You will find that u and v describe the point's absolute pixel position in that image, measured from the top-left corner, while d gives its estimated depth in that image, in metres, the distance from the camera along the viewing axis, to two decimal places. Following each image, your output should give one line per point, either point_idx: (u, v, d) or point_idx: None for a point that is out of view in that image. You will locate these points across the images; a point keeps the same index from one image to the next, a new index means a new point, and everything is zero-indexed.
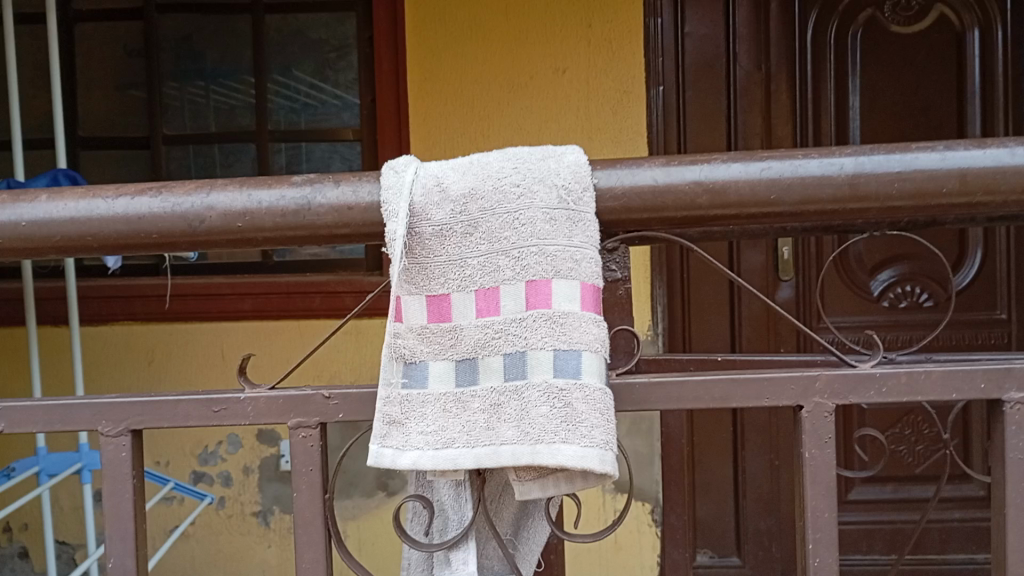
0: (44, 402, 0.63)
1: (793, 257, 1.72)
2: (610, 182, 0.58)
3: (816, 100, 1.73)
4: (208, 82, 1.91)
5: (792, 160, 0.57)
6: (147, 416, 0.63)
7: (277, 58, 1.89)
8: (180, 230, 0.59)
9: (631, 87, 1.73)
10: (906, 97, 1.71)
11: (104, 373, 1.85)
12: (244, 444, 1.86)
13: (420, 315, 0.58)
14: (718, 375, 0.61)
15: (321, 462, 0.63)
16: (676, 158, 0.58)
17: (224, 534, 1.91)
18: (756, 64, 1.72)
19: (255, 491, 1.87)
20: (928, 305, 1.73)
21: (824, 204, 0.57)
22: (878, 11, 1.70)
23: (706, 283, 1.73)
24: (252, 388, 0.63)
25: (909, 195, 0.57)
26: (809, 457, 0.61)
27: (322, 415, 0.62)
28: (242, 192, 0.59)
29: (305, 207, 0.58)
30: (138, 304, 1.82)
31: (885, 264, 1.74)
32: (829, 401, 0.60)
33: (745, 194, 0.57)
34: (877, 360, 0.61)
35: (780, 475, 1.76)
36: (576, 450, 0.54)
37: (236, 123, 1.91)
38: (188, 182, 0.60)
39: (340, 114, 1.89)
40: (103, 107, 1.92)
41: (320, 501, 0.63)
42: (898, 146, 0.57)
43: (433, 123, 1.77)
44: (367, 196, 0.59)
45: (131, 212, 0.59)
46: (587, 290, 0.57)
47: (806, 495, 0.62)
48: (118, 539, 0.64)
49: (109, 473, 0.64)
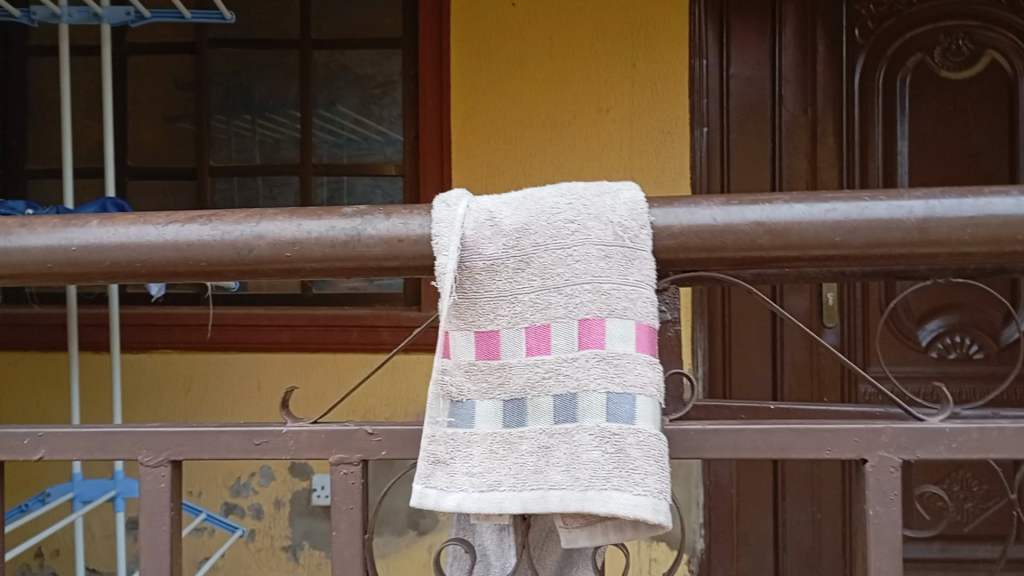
0: (85, 429, 0.63)
1: (838, 303, 1.69)
2: (667, 220, 0.56)
3: (864, 144, 1.70)
4: (255, 115, 1.94)
5: (858, 202, 0.55)
6: (187, 447, 0.62)
7: (323, 93, 1.92)
8: (229, 259, 0.58)
9: (674, 127, 1.71)
10: (956, 143, 1.68)
11: (142, 400, 1.86)
12: (277, 477, 1.85)
13: (468, 351, 0.57)
14: (777, 424, 0.58)
15: (361, 501, 0.61)
16: (735, 198, 0.56)
17: (253, 568, 1.89)
18: (802, 107, 1.70)
19: (285, 525, 1.86)
20: (978, 357, 1.68)
21: (891, 248, 0.54)
22: (927, 57, 1.68)
23: (748, 327, 1.69)
24: (295, 422, 0.62)
25: (983, 241, 0.54)
26: (873, 515, 0.58)
27: (364, 451, 0.61)
28: (292, 222, 0.58)
29: (355, 238, 0.58)
30: (177, 333, 1.83)
31: (933, 313, 1.69)
32: (895, 456, 0.57)
33: (809, 236, 0.55)
34: (945, 415, 0.58)
35: (823, 528, 1.70)
36: (629, 499, 0.52)
37: (281, 156, 1.93)
38: (238, 211, 0.60)
39: (383, 149, 1.90)
40: (153, 138, 1.96)
41: (360, 541, 0.61)
42: (971, 190, 0.55)
43: (475, 160, 1.78)
44: (418, 228, 0.57)
45: (181, 239, 0.59)
46: (643, 331, 0.55)
47: (870, 554, 0.59)
48: (153, 572, 0.63)
49: (146, 504, 0.62)
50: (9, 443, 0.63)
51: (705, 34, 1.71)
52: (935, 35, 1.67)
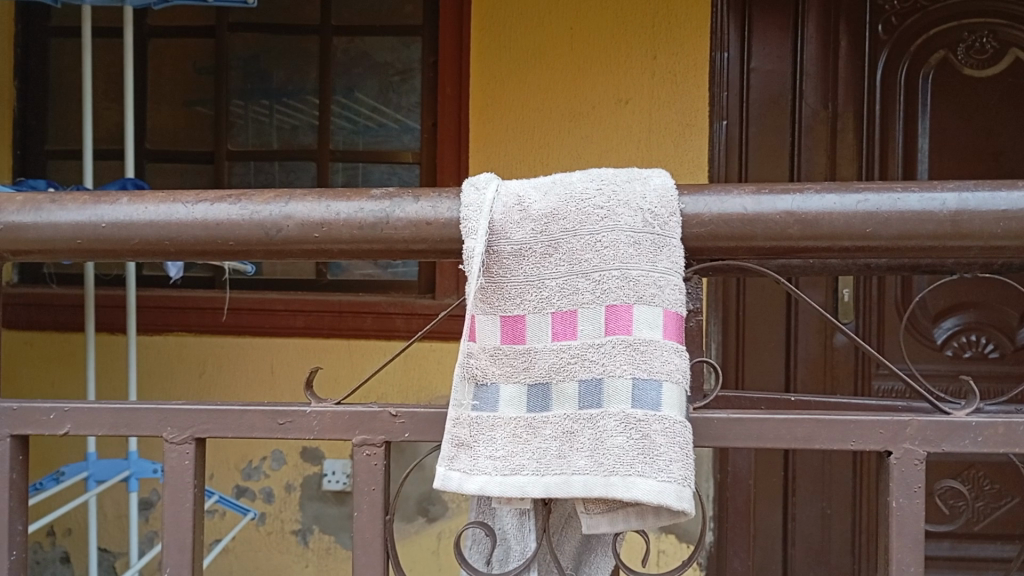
0: (110, 405, 0.63)
1: (854, 300, 1.68)
2: (697, 207, 0.56)
3: (884, 140, 1.68)
4: (273, 101, 1.94)
5: (890, 193, 0.55)
6: (211, 425, 0.62)
7: (342, 79, 1.92)
8: (257, 238, 0.59)
9: (694, 120, 1.71)
10: (977, 141, 1.66)
11: (157, 381, 1.87)
12: (288, 460, 1.86)
13: (494, 335, 0.57)
14: (802, 415, 0.58)
15: (383, 483, 0.61)
16: (766, 186, 0.56)
17: (262, 550, 1.90)
18: (823, 103, 1.69)
19: (295, 509, 1.87)
20: (993, 357, 1.67)
21: (923, 239, 0.54)
22: (950, 53, 1.66)
23: (762, 322, 1.69)
24: (319, 402, 0.62)
25: (1014, 234, 0.54)
26: (896, 506, 0.58)
27: (388, 433, 0.61)
28: (320, 203, 0.59)
29: (383, 220, 0.58)
30: (192, 315, 1.84)
31: (949, 311, 1.68)
32: (920, 448, 0.57)
33: (839, 226, 0.55)
34: (972, 409, 0.58)
35: (833, 523, 1.70)
36: (651, 485, 0.52)
37: (298, 141, 1.93)
38: (267, 192, 0.60)
39: (400, 137, 1.90)
40: (171, 122, 1.97)
41: (381, 523, 0.61)
42: (1005, 183, 0.54)
43: (493, 149, 1.78)
44: (446, 211, 0.58)
45: (210, 217, 0.59)
46: (670, 318, 0.55)
47: (891, 546, 0.59)
48: (175, 549, 0.63)
49: (170, 480, 0.63)
50: (35, 418, 0.63)
51: (727, 27, 1.69)
52: (960, 32, 1.66)
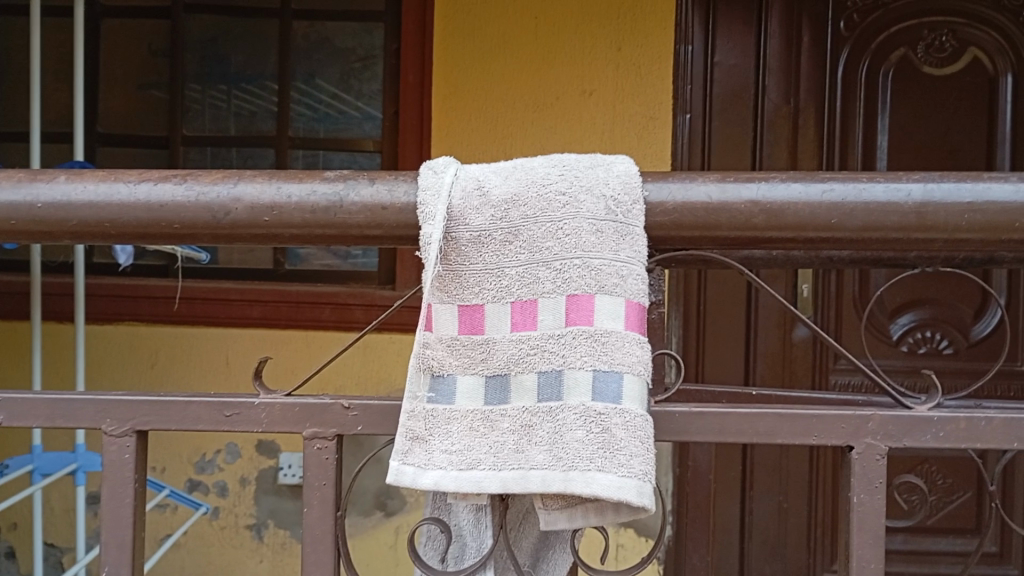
0: (46, 396, 0.60)
1: (813, 295, 1.68)
2: (661, 195, 0.55)
3: (844, 137, 1.70)
4: (231, 86, 1.89)
5: (856, 183, 0.54)
6: (154, 417, 0.59)
7: (302, 65, 1.88)
8: (203, 221, 0.56)
9: (658, 113, 1.70)
10: (934, 140, 1.68)
11: (107, 371, 1.82)
12: (243, 454, 1.82)
13: (451, 325, 0.55)
14: (764, 409, 0.57)
15: (335, 477, 0.59)
16: (731, 174, 0.55)
17: (216, 545, 1.86)
18: (785, 99, 1.69)
19: (250, 503, 1.83)
20: (948, 352, 1.70)
21: (888, 232, 0.53)
22: (910, 51, 1.67)
23: (722, 317, 1.69)
24: (268, 393, 0.59)
25: (979, 227, 0.53)
26: (857, 502, 0.57)
27: (339, 426, 0.59)
28: (270, 184, 0.56)
29: (336, 204, 0.55)
30: (145, 304, 1.79)
31: (905, 308, 1.70)
32: (882, 443, 0.57)
33: (804, 217, 0.54)
34: (934, 404, 0.57)
35: (789, 518, 1.71)
36: (610, 479, 0.51)
37: (257, 128, 1.89)
38: (214, 172, 0.57)
39: (361, 125, 1.87)
40: (124, 106, 1.91)
41: (332, 519, 0.59)
42: (970, 175, 0.54)
43: (456, 139, 1.75)
44: (403, 196, 0.55)
45: (153, 199, 0.56)
46: (633, 308, 0.54)
47: (852, 543, 0.58)
48: (115, 547, 0.60)
49: (109, 474, 0.60)
50: None
51: (692, 20, 1.69)
52: (919, 30, 1.67)
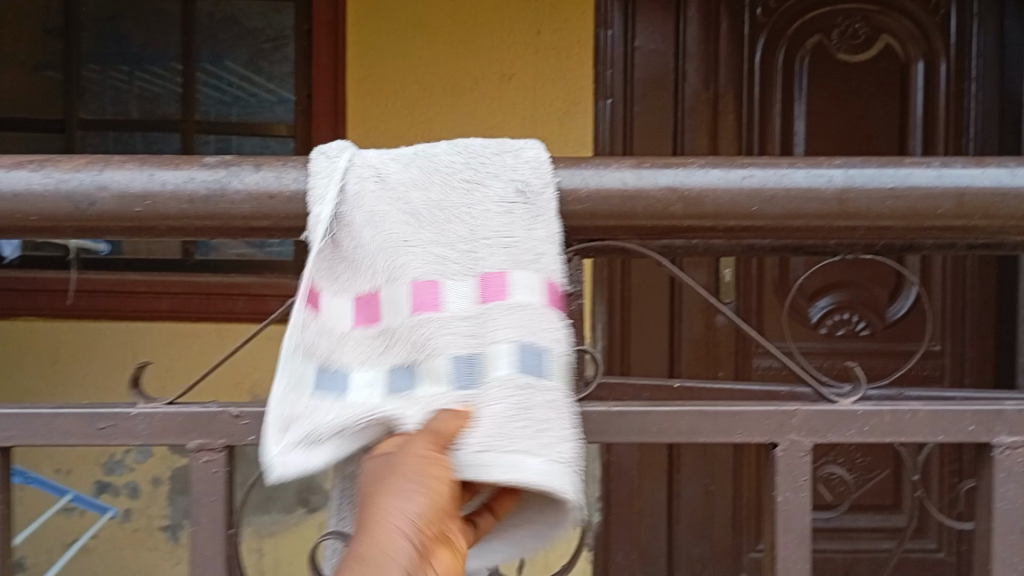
0: None
1: (735, 280, 1.70)
2: (572, 182, 0.52)
3: (763, 123, 1.71)
4: (132, 66, 1.78)
5: (776, 168, 0.51)
6: (17, 433, 0.53)
7: (208, 45, 1.78)
8: (65, 213, 0.50)
9: (579, 98, 1.67)
10: (849, 125, 1.70)
11: (3, 370, 1.71)
12: (154, 453, 1.73)
13: (344, 318, 0.48)
14: (686, 407, 0.55)
15: (225, 492, 0.54)
16: (647, 160, 0.52)
17: (127, 550, 1.77)
18: (705, 84, 1.69)
19: (164, 504, 1.74)
20: (864, 334, 1.73)
21: (810, 218, 0.51)
22: (825, 38, 1.68)
23: (647, 303, 1.68)
24: (148, 403, 0.54)
25: (901, 214, 0.51)
26: (782, 501, 0.55)
27: (229, 437, 0.53)
28: (143, 171, 0.50)
29: (218, 193, 0.50)
30: (43, 299, 1.69)
31: (824, 291, 1.72)
32: (806, 439, 0.55)
33: (723, 204, 0.51)
34: (858, 395, 0.56)
35: (715, 500, 1.72)
36: (525, 465, 0.43)
37: (160, 111, 1.79)
38: (77, 158, 0.51)
39: (273, 108, 1.78)
40: (13, 87, 1.78)
41: (222, 537, 0.54)
42: (891, 160, 0.52)
43: (373, 123, 1.69)
44: (293, 183, 0.51)
45: (7, 188, 0.50)
46: (548, 283, 0.49)
47: (777, 543, 0.56)
48: None
49: None
50: None
51: (612, 3, 1.66)
52: (834, 17, 1.68)
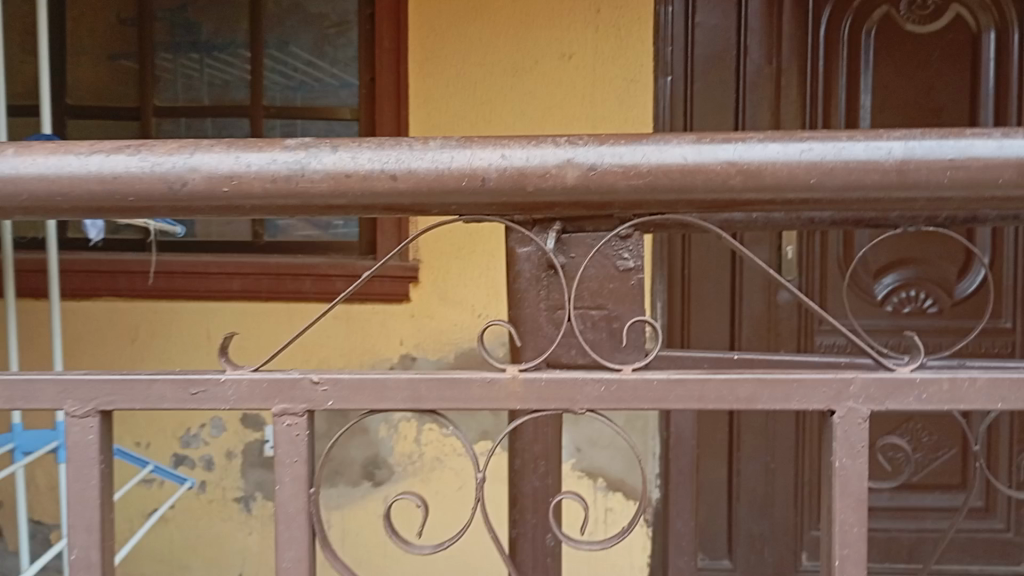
0: (7, 376, 0.58)
1: (797, 257, 1.68)
2: (635, 158, 0.52)
3: (827, 97, 1.68)
4: (202, 55, 1.85)
5: (836, 141, 0.52)
6: (117, 397, 0.58)
7: (275, 32, 1.83)
8: (160, 193, 0.53)
9: (639, 75, 1.67)
10: (917, 98, 1.66)
11: (87, 347, 1.80)
12: (228, 428, 1.80)
13: None
14: (744, 374, 0.56)
15: (306, 454, 0.58)
16: (708, 135, 0.53)
17: (204, 519, 1.86)
18: (767, 58, 1.67)
19: (237, 477, 1.82)
20: (932, 312, 1.70)
21: (869, 190, 0.52)
22: (892, 9, 1.65)
23: (707, 280, 1.68)
24: (235, 369, 0.57)
25: (961, 185, 0.51)
26: (840, 466, 0.57)
27: (310, 402, 0.57)
28: (228, 153, 0.54)
29: (298, 173, 0.53)
30: (121, 279, 1.75)
31: (889, 267, 1.69)
32: (863, 407, 0.56)
33: (782, 177, 0.52)
34: (916, 365, 0.56)
35: (776, 478, 1.72)
36: None
37: (230, 97, 1.85)
38: (168, 141, 0.54)
39: (337, 93, 1.82)
40: (93, 77, 1.86)
41: (305, 496, 0.58)
42: (952, 131, 0.52)
43: (434, 106, 1.71)
44: (367, 162, 0.53)
45: (106, 170, 0.53)
46: None
47: (834, 507, 0.58)
48: (83, 529, 0.59)
49: (74, 456, 0.58)
50: None
51: None
52: None
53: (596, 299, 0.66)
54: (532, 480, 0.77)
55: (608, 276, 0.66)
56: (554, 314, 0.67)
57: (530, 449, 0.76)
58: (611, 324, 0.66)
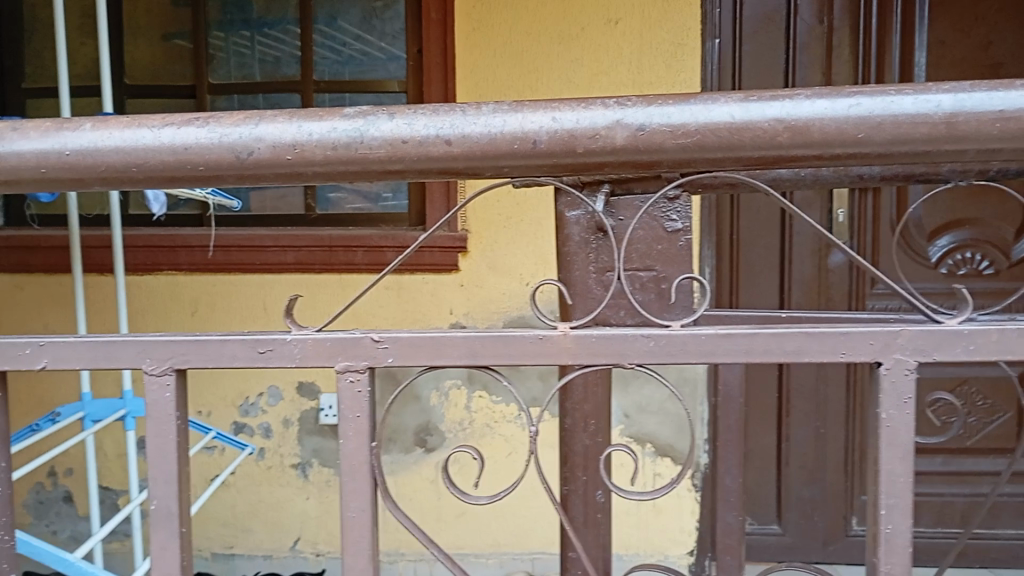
0: (89, 338, 0.61)
1: (849, 221, 1.67)
2: (683, 117, 0.53)
3: (880, 56, 1.64)
4: (254, 32, 1.88)
5: (884, 96, 0.52)
6: (191, 356, 0.61)
7: (323, 7, 1.86)
8: (228, 162, 0.56)
9: (686, 39, 1.66)
10: (974, 55, 1.62)
11: (150, 320, 1.86)
12: (285, 396, 1.86)
13: None
14: (791, 328, 0.57)
15: (369, 409, 0.61)
16: (755, 93, 0.53)
17: (264, 484, 1.92)
18: (818, 18, 1.64)
19: (294, 444, 1.89)
20: (987, 273, 1.67)
21: (917, 144, 0.52)
22: None
23: (756, 244, 1.68)
24: (300, 329, 0.60)
25: (1012, 135, 0.51)
26: (886, 417, 0.58)
27: (371, 359, 0.60)
28: (291, 123, 0.56)
29: (357, 140, 0.55)
30: (182, 254, 1.82)
31: (944, 229, 1.66)
32: (910, 359, 0.57)
33: (830, 132, 0.52)
34: (966, 316, 0.57)
35: (827, 443, 1.72)
36: None
37: (281, 73, 1.89)
38: (235, 112, 0.57)
39: (385, 66, 1.85)
40: (150, 57, 1.91)
41: (367, 449, 0.61)
42: (1003, 82, 0.52)
43: (480, 76, 1.72)
44: (423, 128, 0.55)
45: (177, 141, 0.56)
46: None
47: (881, 458, 0.59)
48: (162, 481, 0.63)
49: (153, 412, 0.62)
50: (12, 353, 0.62)
51: None
52: None
53: (645, 261, 0.68)
54: (582, 438, 0.78)
55: (656, 238, 0.67)
56: (602, 276, 0.69)
57: (580, 408, 0.78)
58: (659, 285, 0.68)
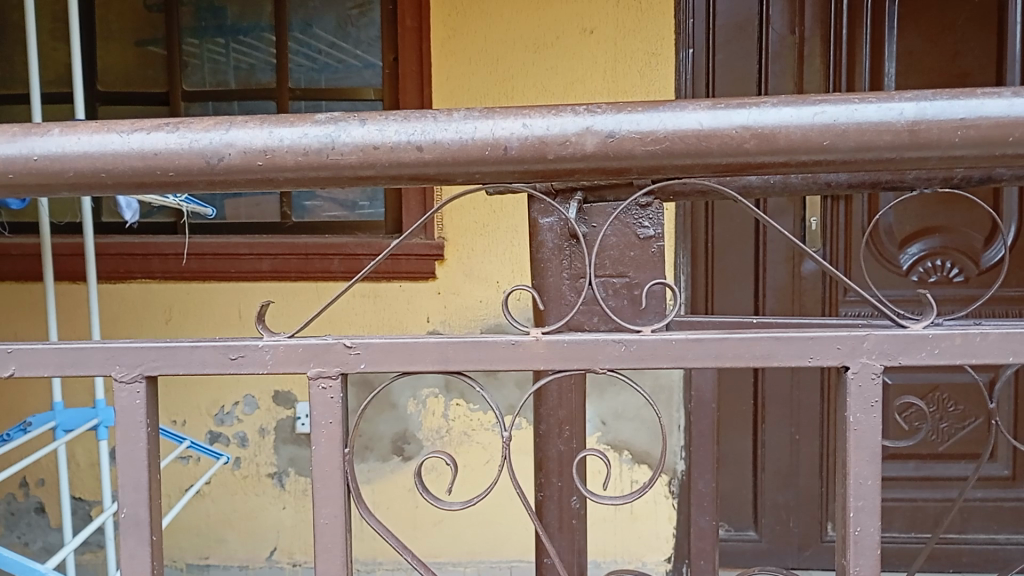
0: (57, 345, 0.61)
1: (821, 228, 1.68)
2: (652, 124, 0.54)
3: (850, 65, 1.67)
4: (228, 39, 1.88)
5: (849, 104, 0.53)
6: (161, 363, 0.61)
7: (298, 14, 1.85)
8: (198, 168, 0.56)
9: (660, 48, 1.68)
10: (941, 65, 1.65)
11: (123, 328, 1.84)
12: (260, 405, 1.85)
13: None
14: (760, 333, 0.58)
15: (341, 416, 0.61)
16: (723, 100, 0.54)
17: (239, 493, 1.91)
18: (790, 28, 1.66)
19: (270, 453, 1.87)
20: (958, 281, 1.69)
21: (882, 151, 0.53)
22: None
23: (730, 251, 1.69)
24: (272, 335, 0.60)
25: (973, 143, 0.52)
26: (853, 421, 0.59)
27: (343, 365, 0.60)
28: (262, 129, 0.56)
29: (329, 146, 0.55)
30: (155, 262, 1.80)
31: (914, 237, 1.69)
32: (877, 362, 0.57)
33: (796, 139, 0.53)
34: (930, 321, 0.58)
35: (801, 448, 1.74)
36: None
37: (257, 80, 1.88)
38: (205, 118, 0.57)
39: (361, 73, 1.85)
40: (123, 63, 1.89)
41: (340, 456, 0.61)
42: (964, 90, 0.53)
43: (456, 84, 1.72)
44: (394, 134, 0.55)
45: (147, 147, 0.56)
46: None
47: (849, 461, 0.60)
48: (132, 489, 0.62)
49: (123, 419, 0.62)
50: None
51: None
52: None
53: (618, 267, 0.68)
54: (556, 444, 0.79)
55: (629, 244, 0.68)
56: (575, 283, 0.70)
57: (554, 414, 0.78)
58: (632, 291, 0.68)
